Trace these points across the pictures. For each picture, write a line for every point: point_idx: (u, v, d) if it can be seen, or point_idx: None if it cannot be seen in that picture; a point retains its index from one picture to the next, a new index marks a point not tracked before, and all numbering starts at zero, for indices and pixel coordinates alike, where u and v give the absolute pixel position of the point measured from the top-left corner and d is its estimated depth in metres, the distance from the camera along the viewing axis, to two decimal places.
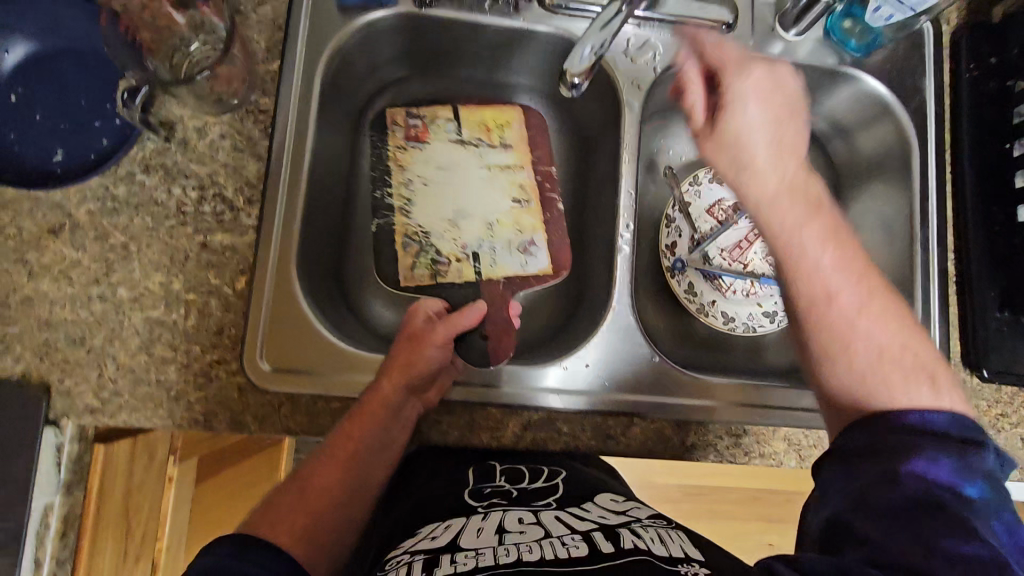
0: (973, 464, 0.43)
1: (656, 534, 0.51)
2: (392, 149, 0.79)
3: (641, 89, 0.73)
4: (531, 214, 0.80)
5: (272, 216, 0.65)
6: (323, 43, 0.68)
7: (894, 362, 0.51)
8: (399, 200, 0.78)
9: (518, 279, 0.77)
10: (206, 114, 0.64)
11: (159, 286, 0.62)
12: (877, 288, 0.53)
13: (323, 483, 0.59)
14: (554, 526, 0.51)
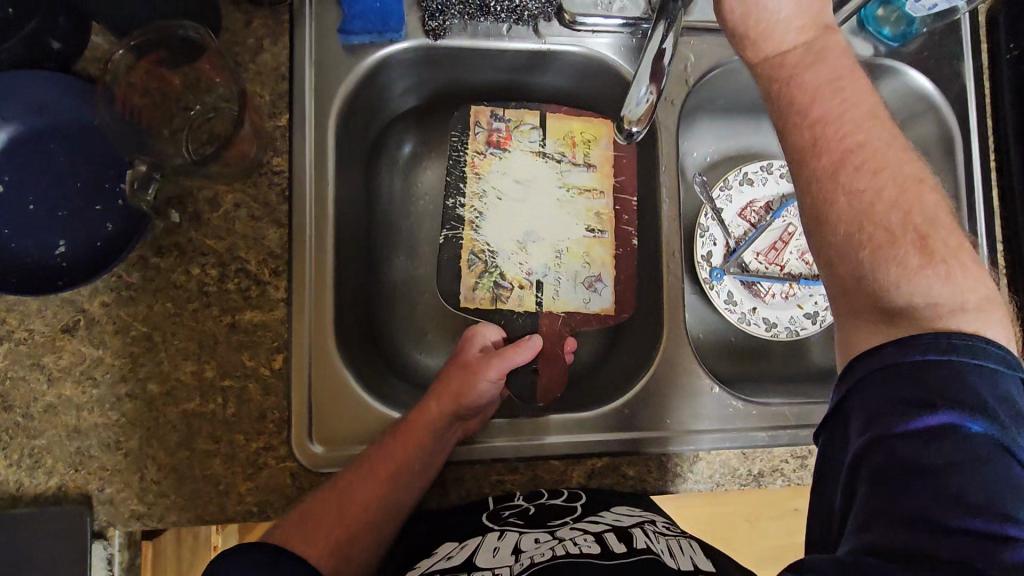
0: (966, 386, 0.39)
1: (668, 543, 0.50)
2: (469, 153, 0.73)
3: (675, 105, 0.69)
4: (603, 246, 0.73)
5: (301, 285, 0.60)
6: (333, 92, 0.62)
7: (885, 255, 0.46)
8: (469, 214, 0.72)
9: (579, 316, 0.71)
10: (216, 183, 0.59)
11: (192, 375, 0.58)
12: (884, 135, 0.48)
13: (358, 498, 0.56)
14: (566, 533, 0.52)
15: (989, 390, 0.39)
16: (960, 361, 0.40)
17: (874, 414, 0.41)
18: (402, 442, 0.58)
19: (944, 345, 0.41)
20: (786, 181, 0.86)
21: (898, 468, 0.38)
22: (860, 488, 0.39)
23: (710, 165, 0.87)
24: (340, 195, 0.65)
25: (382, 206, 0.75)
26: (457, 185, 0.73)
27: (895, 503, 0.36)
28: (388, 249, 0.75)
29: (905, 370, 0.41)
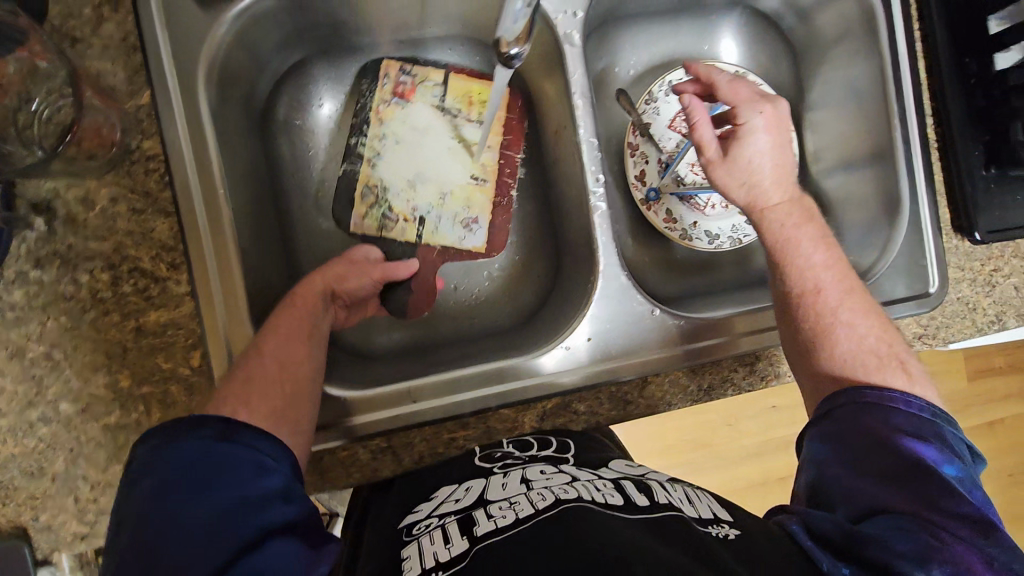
0: (948, 443, 0.50)
1: (685, 493, 0.53)
2: (376, 100, 0.73)
3: (577, 16, 0.63)
4: (485, 193, 0.75)
5: (202, 273, 0.55)
6: (195, 62, 0.56)
7: (872, 351, 0.56)
8: (370, 151, 0.73)
9: (453, 251, 0.75)
10: (84, 179, 0.54)
11: (106, 388, 0.54)
12: (849, 272, 0.60)
13: (279, 365, 0.52)
14: (580, 473, 0.53)
15: (953, 436, 0.50)
16: (941, 426, 0.51)
17: (876, 430, 0.50)
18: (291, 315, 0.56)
19: (933, 411, 0.52)
20: None
21: (904, 480, 0.47)
22: (861, 483, 0.48)
23: (635, 78, 0.83)
24: (230, 169, 0.59)
25: (288, 175, 0.71)
26: (360, 130, 0.73)
27: (897, 494, 0.46)
28: (303, 223, 0.71)
29: (888, 407, 0.51)
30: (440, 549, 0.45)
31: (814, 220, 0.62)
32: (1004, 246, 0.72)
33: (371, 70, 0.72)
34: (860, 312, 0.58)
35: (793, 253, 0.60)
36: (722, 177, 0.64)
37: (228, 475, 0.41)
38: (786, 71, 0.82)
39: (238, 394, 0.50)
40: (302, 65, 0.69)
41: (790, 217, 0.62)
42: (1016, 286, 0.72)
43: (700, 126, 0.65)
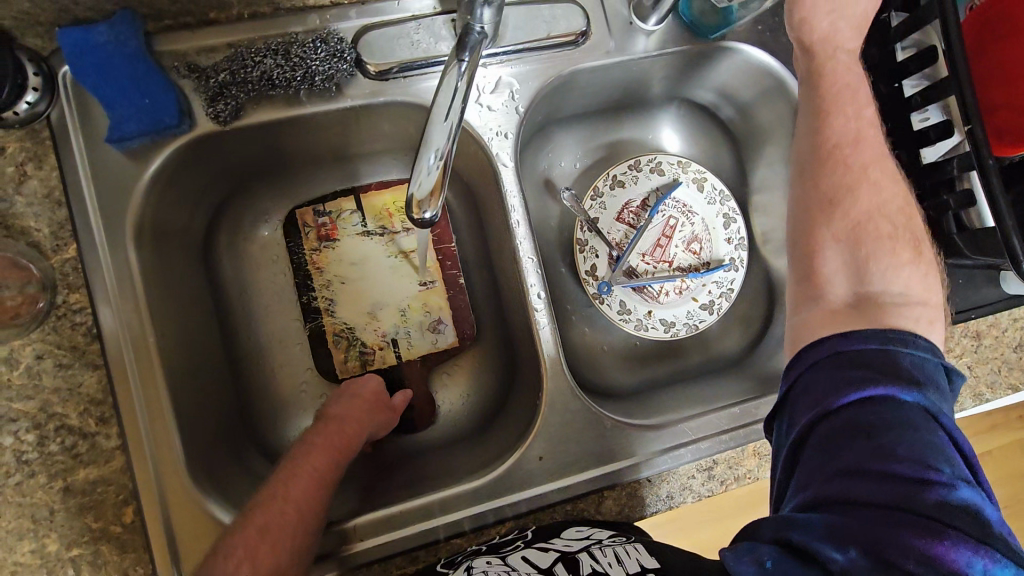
0: (902, 370, 0.47)
1: (614, 553, 0.51)
2: (307, 252, 0.73)
3: (509, 138, 0.64)
4: (439, 294, 0.77)
5: (134, 421, 0.55)
6: (122, 210, 0.56)
7: (886, 216, 0.57)
8: (323, 301, 0.73)
9: (433, 357, 0.76)
10: (8, 339, 0.53)
11: (33, 555, 0.52)
12: (878, 145, 0.59)
13: (298, 509, 0.53)
14: (520, 564, 0.52)
15: (910, 358, 0.48)
16: (893, 351, 0.48)
17: (820, 394, 0.48)
18: (322, 451, 0.58)
19: (882, 337, 0.49)
20: (657, 175, 0.82)
21: (844, 436, 0.45)
22: (807, 451, 0.47)
23: (582, 170, 0.83)
24: (167, 311, 0.59)
25: (232, 295, 0.70)
26: (307, 283, 0.73)
27: (834, 459, 0.44)
28: (249, 345, 0.71)
29: (838, 354, 0.49)
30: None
31: (855, 79, 0.61)
32: (952, 327, 0.73)
33: (290, 224, 0.73)
34: (883, 179, 0.58)
35: (822, 126, 0.60)
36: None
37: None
38: (728, 158, 0.84)
39: (251, 547, 0.49)
40: (242, 190, 0.69)
41: (838, 91, 0.61)
42: (967, 365, 0.73)
43: None
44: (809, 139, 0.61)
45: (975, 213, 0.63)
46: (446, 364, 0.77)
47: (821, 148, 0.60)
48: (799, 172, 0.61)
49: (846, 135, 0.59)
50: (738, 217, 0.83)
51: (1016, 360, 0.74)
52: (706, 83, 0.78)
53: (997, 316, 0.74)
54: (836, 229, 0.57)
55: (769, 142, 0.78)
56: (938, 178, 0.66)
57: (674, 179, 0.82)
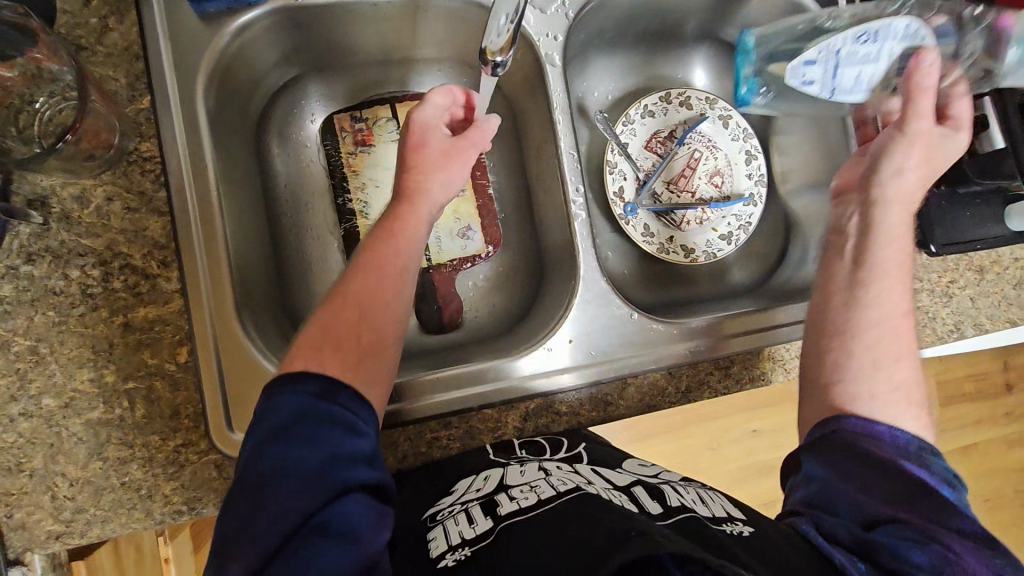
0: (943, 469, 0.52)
1: (698, 493, 0.54)
2: (343, 156, 0.76)
3: (557, 40, 0.68)
4: (468, 203, 0.80)
5: (193, 265, 0.57)
6: (194, 67, 0.59)
7: (904, 366, 0.58)
8: (359, 204, 0.76)
9: (461, 262, 0.79)
10: (81, 178, 0.56)
11: (90, 384, 0.55)
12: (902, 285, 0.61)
13: (362, 307, 0.52)
14: (596, 477, 0.55)
15: (942, 466, 0.52)
16: (928, 459, 0.53)
17: (877, 457, 0.51)
18: (391, 233, 0.57)
19: (920, 443, 0.54)
20: (686, 109, 0.87)
21: (906, 494, 0.48)
22: (866, 493, 0.49)
23: (613, 102, 0.88)
24: (222, 175, 0.62)
25: (280, 183, 0.74)
26: (341, 186, 0.76)
27: (900, 511, 0.47)
28: (292, 233, 0.73)
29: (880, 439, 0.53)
30: (465, 529, 0.49)
31: (900, 257, 0.62)
32: (958, 260, 0.77)
33: (329, 128, 0.75)
34: (913, 368, 0.57)
35: (871, 286, 0.60)
36: (902, 142, 0.64)
37: (326, 431, 0.43)
38: None
39: (318, 344, 0.49)
40: (296, 81, 0.73)
41: (886, 262, 0.61)
42: (970, 297, 0.77)
43: (924, 106, 0.63)
44: (845, 294, 0.61)
45: (987, 137, 0.70)
46: (474, 269, 0.81)
47: (863, 312, 0.59)
48: (827, 296, 0.62)
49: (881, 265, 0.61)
50: (760, 155, 0.87)
51: (1016, 297, 0.78)
52: (736, 19, 0.83)
53: (1001, 252, 0.78)
54: (862, 361, 0.57)
55: None
56: None
57: (701, 115, 0.87)
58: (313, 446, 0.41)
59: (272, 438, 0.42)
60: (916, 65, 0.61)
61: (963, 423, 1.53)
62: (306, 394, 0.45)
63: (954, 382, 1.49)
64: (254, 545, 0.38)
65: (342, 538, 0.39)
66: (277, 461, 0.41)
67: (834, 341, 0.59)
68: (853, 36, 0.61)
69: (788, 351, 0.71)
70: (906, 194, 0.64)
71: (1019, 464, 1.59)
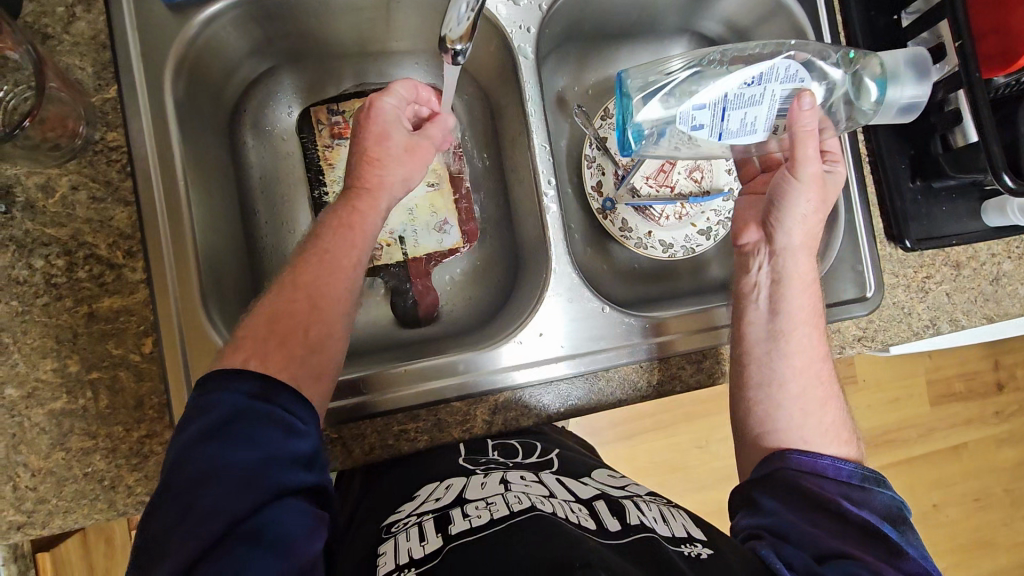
0: (882, 503, 0.55)
1: (660, 511, 0.53)
2: (319, 149, 0.76)
3: (530, 31, 0.68)
4: (445, 196, 0.80)
5: (158, 256, 0.57)
6: (162, 56, 0.58)
7: (823, 405, 0.62)
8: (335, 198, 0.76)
9: (437, 256, 0.79)
10: (46, 167, 0.56)
11: (54, 373, 0.54)
12: (817, 325, 0.64)
13: (311, 303, 0.53)
14: (558, 492, 0.55)
15: (884, 498, 0.56)
16: (871, 489, 0.56)
17: (819, 492, 0.55)
18: (343, 227, 0.58)
19: (863, 475, 0.57)
20: None
21: (849, 527, 0.52)
22: (812, 524, 0.52)
23: (592, 96, 0.88)
24: (191, 164, 0.62)
25: (254, 174, 0.73)
26: (317, 178, 0.76)
27: (844, 541, 0.51)
28: (267, 226, 0.73)
29: (822, 474, 0.57)
30: (414, 546, 0.47)
31: (812, 302, 0.64)
32: (935, 255, 0.77)
33: (305, 121, 0.75)
34: (840, 408, 0.63)
35: (790, 330, 0.63)
36: (796, 188, 0.62)
37: (263, 432, 0.44)
38: None
39: (260, 340, 0.50)
40: (271, 73, 0.73)
41: (798, 311, 0.63)
42: (948, 293, 0.77)
43: (809, 149, 0.60)
44: (766, 344, 0.63)
45: (960, 133, 0.70)
46: (451, 263, 0.80)
47: (785, 360, 0.62)
48: (752, 341, 0.63)
49: (796, 316, 0.63)
50: None
51: (993, 292, 0.78)
52: (715, 13, 0.83)
53: (978, 248, 0.78)
54: (787, 414, 0.61)
55: None
56: (929, 103, 0.72)
57: None
58: (250, 445, 0.43)
59: (204, 437, 0.43)
60: (797, 109, 0.60)
61: (953, 422, 1.53)
62: (241, 394, 0.45)
63: (945, 381, 1.52)
64: (186, 544, 0.39)
65: (276, 544, 0.40)
66: (210, 461, 0.42)
67: (761, 393, 0.62)
68: (741, 80, 0.61)
69: None
70: (807, 241, 0.64)
71: (1010, 463, 1.59)
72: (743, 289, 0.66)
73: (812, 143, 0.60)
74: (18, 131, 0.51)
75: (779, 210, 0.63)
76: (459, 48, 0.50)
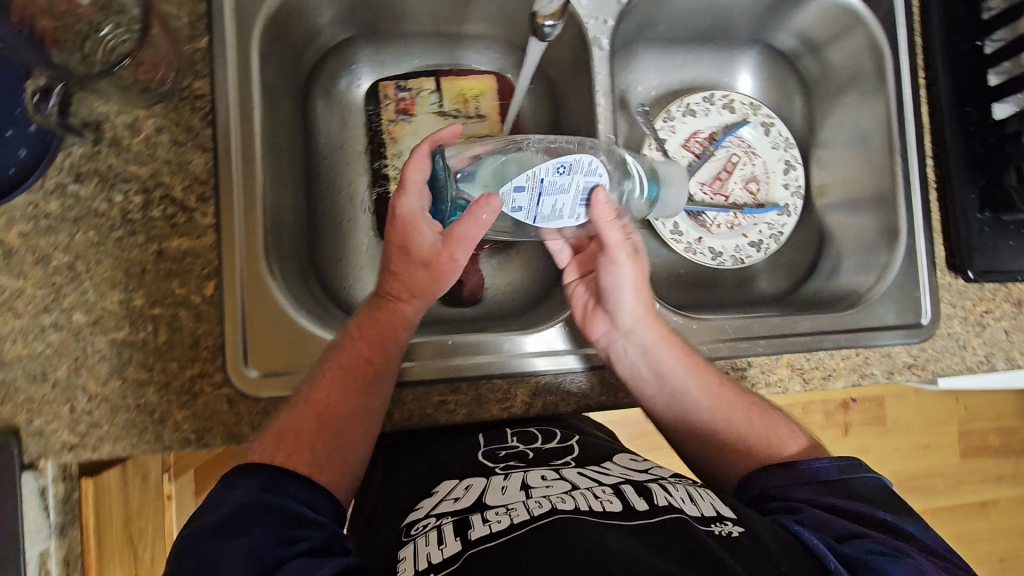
0: (866, 489, 0.54)
1: (687, 491, 0.52)
2: (385, 122, 0.77)
3: (607, 23, 0.69)
4: None
5: (228, 204, 0.59)
6: (254, 12, 0.61)
7: (750, 428, 0.61)
8: (394, 171, 0.77)
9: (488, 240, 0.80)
10: (134, 108, 0.58)
11: (120, 305, 0.57)
12: (692, 358, 0.64)
13: (322, 413, 0.54)
14: (580, 481, 0.55)
15: (867, 482, 0.55)
16: (851, 476, 0.55)
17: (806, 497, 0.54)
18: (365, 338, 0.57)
19: (843, 466, 0.56)
20: (728, 111, 0.86)
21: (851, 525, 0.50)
22: (816, 522, 0.50)
23: (655, 98, 0.88)
24: (268, 120, 0.64)
25: (320, 140, 0.75)
26: (378, 151, 0.77)
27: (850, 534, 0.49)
28: (327, 192, 0.75)
29: (802, 474, 0.56)
30: (432, 551, 0.47)
31: (676, 355, 0.63)
32: (996, 290, 0.75)
33: (373, 96, 0.77)
34: (770, 411, 0.63)
35: (681, 384, 0.62)
36: (623, 265, 0.61)
37: (259, 522, 0.44)
38: (798, 106, 0.88)
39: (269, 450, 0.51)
40: (347, 44, 0.75)
41: (678, 366, 0.62)
42: (1007, 330, 0.74)
43: (613, 228, 0.59)
44: (670, 399, 0.63)
45: None
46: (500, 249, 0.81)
47: (692, 411, 0.63)
48: (654, 404, 0.64)
49: (677, 378, 0.62)
50: (799, 166, 0.86)
51: None
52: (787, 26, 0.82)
53: None
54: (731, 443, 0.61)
55: (847, 95, 0.81)
56: (1004, 133, 0.72)
57: (743, 119, 0.86)
58: (247, 531, 0.44)
59: (209, 533, 0.44)
60: (597, 203, 0.58)
61: (984, 478, 1.48)
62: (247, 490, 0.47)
63: (980, 434, 1.47)
64: None
65: None
66: (212, 551, 0.43)
67: (687, 429, 0.63)
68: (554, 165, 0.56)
69: (808, 361, 0.70)
70: (646, 307, 0.63)
71: None
72: (623, 372, 0.63)
73: (616, 229, 0.59)
74: (117, 68, 0.53)
75: (621, 289, 0.62)
76: (547, 25, 0.52)
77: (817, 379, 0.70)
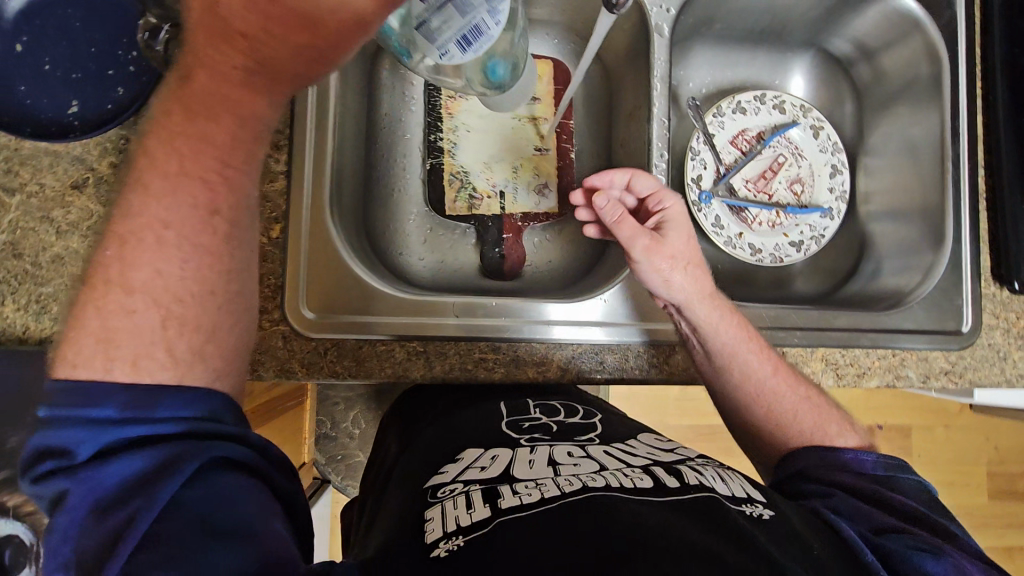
0: (906, 489, 0.55)
1: (716, 472, 0.52)
2: (444, 97, 0.81)
3: (670, 13, 0.72)
4: (549, 162, 0.83)
5: (300, 154, 0.63)
6: None
7: (797, 412, 0.62)
8: (447, 143, 0.81)
9: (534, 217, 0.82)
10: None
11: None
12: (742, 337, 0.63)
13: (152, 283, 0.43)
14: (608, 460, 0.53)
15: (908, 483, 0.56)
16: (896, 475, 0.57)
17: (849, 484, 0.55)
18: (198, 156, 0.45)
19: (886, 464, 0.57)
20: (779, 112, 0.87)
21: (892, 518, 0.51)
22: (858, 513, 0.51)
23: (706, 94, 0.90)
24: (342, 81, 0.68)
25: (383, 109, 0.79)
26: (434, 125, 0.81)
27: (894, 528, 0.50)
28: (385, 158, 0.79)
29: (846, 465, 0.57)
30: (461, 514, 0.45)
31: (728, 332, 0.63)
32: None
33: None
34: (818, 401, 0.63)
35: (730, 362, 0.63)
36: (644, 262, 0.62)
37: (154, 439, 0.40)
38: (849, 112, 0.89)
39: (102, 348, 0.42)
40: None
41: (730, 344, 0.62)
42: None
43: (621, 228, 0.62)
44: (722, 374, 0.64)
45: None
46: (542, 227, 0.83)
47: (740, 383, 0.63)
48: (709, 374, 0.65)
49: (726, 356, 0.63)
50: (845, 170, 0.86)
51: None
52: (842, 32, 0.84)
53: None
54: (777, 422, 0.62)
55: (899, 104, 0.82)
56: None
57: (793, 120, 0.87)
58: (138, 452, 0.39)
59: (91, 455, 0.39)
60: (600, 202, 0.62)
61: (1010, 520, 1.43)
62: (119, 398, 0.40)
63: (1010, 476, 1.42)
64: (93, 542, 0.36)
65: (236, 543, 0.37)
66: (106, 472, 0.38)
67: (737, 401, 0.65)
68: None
69: (843, 357, 0.70)
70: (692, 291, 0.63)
71: None
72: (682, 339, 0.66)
73: (625, 224, 0.62)
74: None
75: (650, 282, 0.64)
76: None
77: (851, 376, 0.70)
